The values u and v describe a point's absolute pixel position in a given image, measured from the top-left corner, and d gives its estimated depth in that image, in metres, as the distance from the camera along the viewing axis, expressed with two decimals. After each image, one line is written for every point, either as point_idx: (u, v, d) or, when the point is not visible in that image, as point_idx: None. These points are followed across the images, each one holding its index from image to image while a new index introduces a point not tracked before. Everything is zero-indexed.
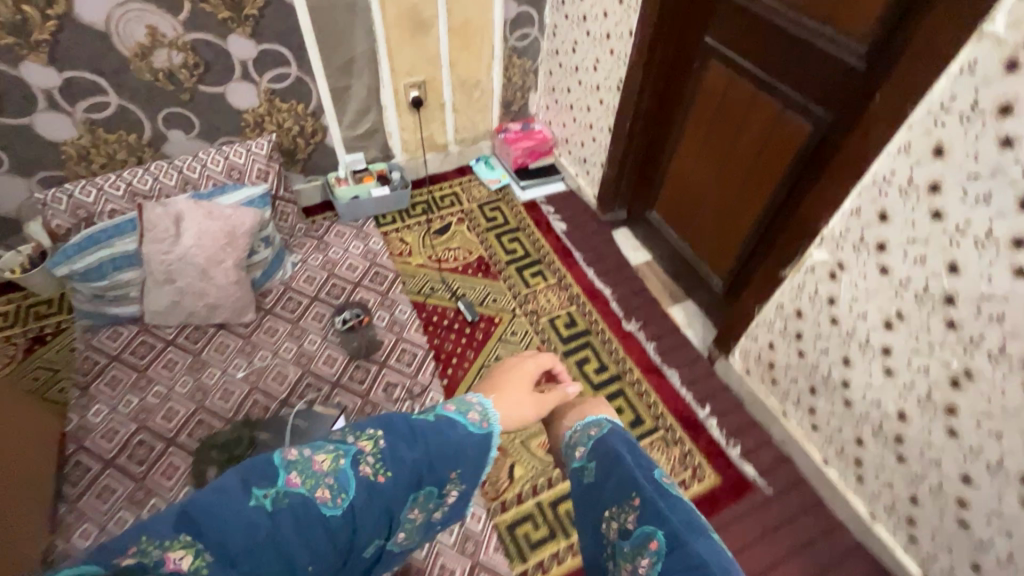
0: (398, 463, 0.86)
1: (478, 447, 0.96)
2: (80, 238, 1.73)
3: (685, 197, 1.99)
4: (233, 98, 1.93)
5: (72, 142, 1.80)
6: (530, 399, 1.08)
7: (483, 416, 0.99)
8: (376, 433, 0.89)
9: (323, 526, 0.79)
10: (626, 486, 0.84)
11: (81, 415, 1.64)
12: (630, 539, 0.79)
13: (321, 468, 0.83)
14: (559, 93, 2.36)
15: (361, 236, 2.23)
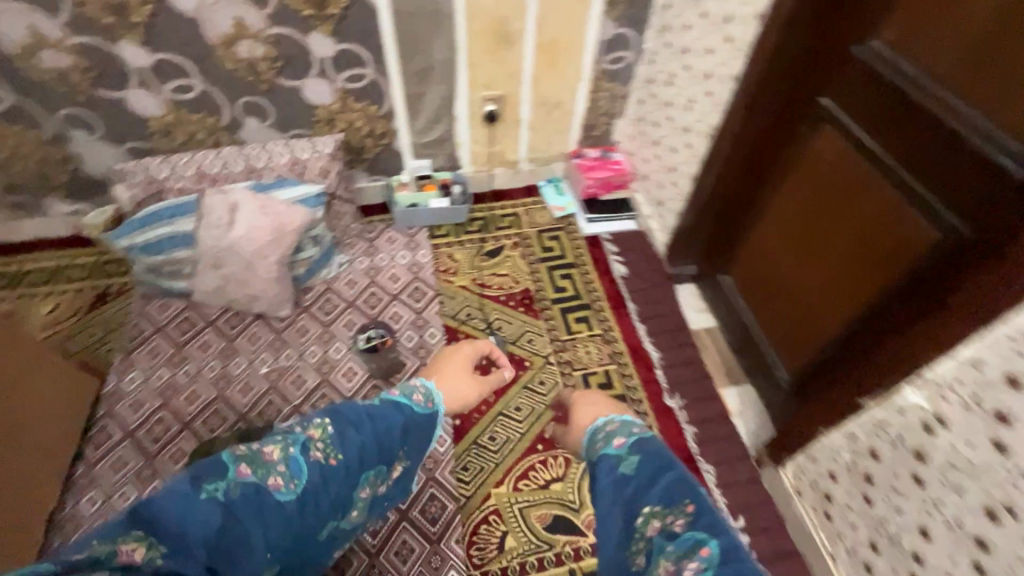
0: (348, 445, 0.87)
1: (420, 426, 0.99)
2: (144, 214, 1.82)
3: (767, 271, 1.73)
4: (308, 93, 1.93)
5: (157, 118, 1.88)
6: (472, 380, 1.12)
7: (427, 396, 1.02)
8: (322, 420, 0.88)
9: (281, 510, 0.77)
10: (676, 491, 0.83)
11: (118, 380, 1.73)
12: (675, 541, 0.78)
13: (270, 458, 0.79)
14: (646, 126, 2.14)
15: (411, 246, 2.17)
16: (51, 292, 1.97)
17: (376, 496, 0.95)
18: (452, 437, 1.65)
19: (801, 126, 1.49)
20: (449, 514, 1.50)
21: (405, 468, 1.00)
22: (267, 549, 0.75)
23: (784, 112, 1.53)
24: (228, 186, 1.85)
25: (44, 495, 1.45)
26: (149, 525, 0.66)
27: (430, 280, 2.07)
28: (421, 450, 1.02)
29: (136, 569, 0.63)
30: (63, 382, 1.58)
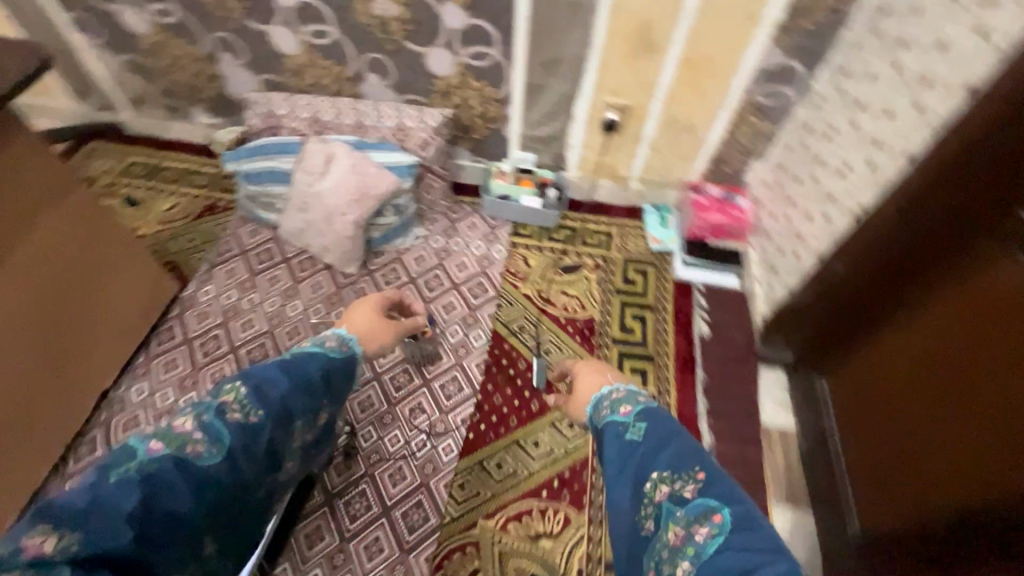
0: (271, 398, 0.78)
1: (340, 371, 0.94)
2: (255, 145, 1.93)
3: (867, 384, 1.43)
4: (430, 62, 1.88)
5: (292, 57, 1.96)
6: (381, 323, 1.12)
7: (341, 341, 0.99)
8: (235, 384, 0.77)
9: (210, 474, 0.66)
10: (686, 459, 0.85)
11: (196, 289, 1.88)
12: (685, 506, 0.79)
13: (182, 429, 0.67)
14: (784, 178, 1.82)
15: (488, 239, 2.09)
16: (175, 191, 2.19)
17: (306, 447, 0.88)
18: (460, 450, 1.58)
19: (964, 246, 1.13)
20: (428, 528, 1.44)
21: (330, 416, 0.94)
22: (198, 514, 0.64)
23: (941, 226, 1.18)
24: (332, 138, 1.90)
25: (96, 379, 1.59)
26: (58, 515, 0.53)
27: (495, 280, 1.98)
28: (341, 398, 0.96)
29: (50, 564, 0.50)
30: (145, 280, 1.71)
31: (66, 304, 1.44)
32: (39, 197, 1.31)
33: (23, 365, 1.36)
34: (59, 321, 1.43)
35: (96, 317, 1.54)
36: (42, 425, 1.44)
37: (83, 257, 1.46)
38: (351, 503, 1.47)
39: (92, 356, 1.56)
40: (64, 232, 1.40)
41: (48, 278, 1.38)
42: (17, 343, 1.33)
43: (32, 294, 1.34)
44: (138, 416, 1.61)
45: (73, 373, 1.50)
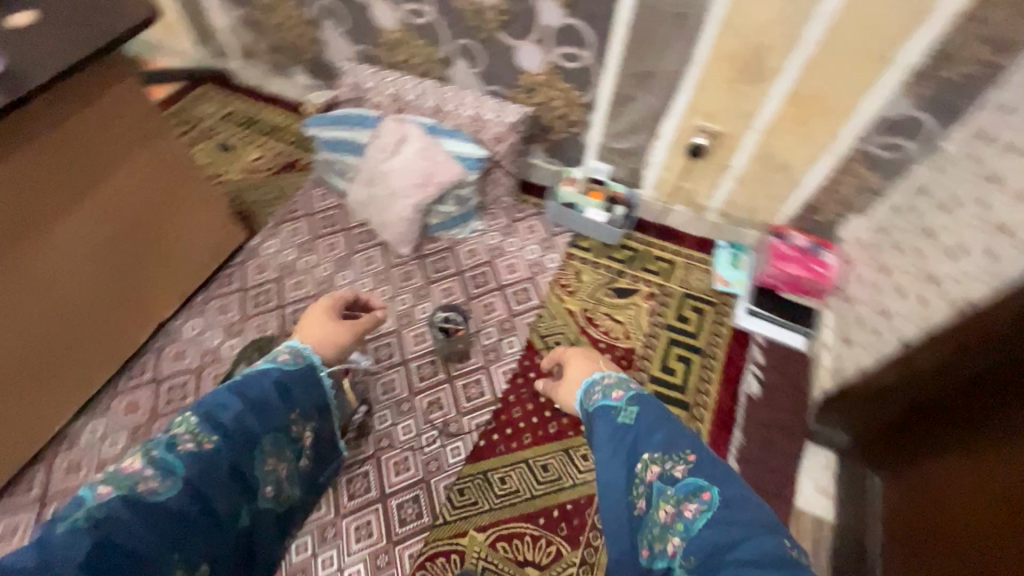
0: (226, 425, 0.77)
1: (299, 383, 0.94)
2: (337, 113, 1.97)
3: (920, 486, 1.27)
4: (520, 57, 1.83)
5: (388, 32, 1.98)
6: (334, 326, 1.11)
7: (291, 354, 0.97)
8: (188, 415, 0.76)
9: (165, 511, 0.67)
10: (677, 443, 0.88)
11: (261, 242, 1.99)
12: (676, 484, 0.82)
13: (132, 469, 0.68)
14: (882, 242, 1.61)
15: (544, 245, 2.03)
16: (263, 144, 2.30)
17: (286, 468, 0.89)
18: (468, 455, 1.57)
19: None
20: (419, 526, 1.45)
21: (304, 431, 0.94)
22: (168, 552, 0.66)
23: None
24: (410, 119, 1.90)
25: (146, 321, 1.70)
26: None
27: (542, 290, 1.93)
28: (312, 410, 0.96)
29: None
30: (211, 227, 1.81)
31: (125, 245, 1.55)
32: (116, 141, 1.41)
33: (78, 298, 1.47)
34: (117, 257, 1.54)
35: (152, 262, 1.65)
36: (90, 355, 1.56)
37: (148, 203, 1.57)
38: (353, 481, 1.50)
39: (147, 296, 1.68)
40: (135, 177, 1.50)
41: (111, 218, 1.48)
42: (74, 273, 1.44)
43: (96, 230, 1.45)
44: (187, 350, 1.73)
45: (123, 312, 1.62)
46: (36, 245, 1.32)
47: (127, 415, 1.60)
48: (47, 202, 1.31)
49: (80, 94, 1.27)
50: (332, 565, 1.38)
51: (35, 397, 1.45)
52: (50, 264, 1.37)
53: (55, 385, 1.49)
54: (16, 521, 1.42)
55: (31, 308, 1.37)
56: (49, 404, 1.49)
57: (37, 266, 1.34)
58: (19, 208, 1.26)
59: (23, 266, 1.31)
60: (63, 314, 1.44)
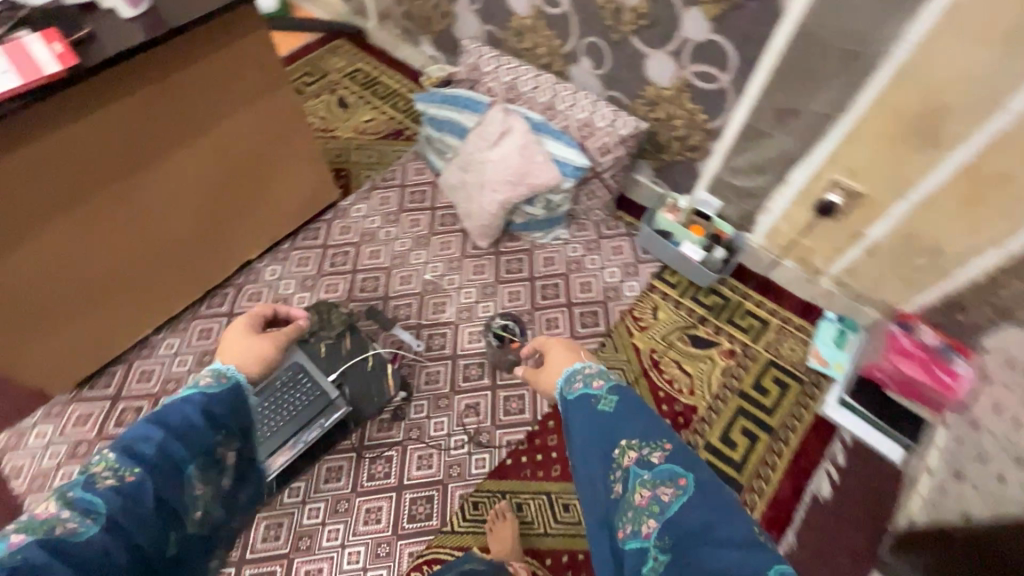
0: (149, 456, 0.80)
1: (223, 404, 0.93)
2: (449, 93, 1.94)
3: None
4: (649, 66, 1.67)
5: (519, 17, 1.89)
6: (255, 341, 1.10)
7: (216, 375, 0.97)
8: (106, 454, 0.79)
9: (85, 548, 0.70)
10: (654, 432, 0.94)
11: (352, 204, 2.04)
12: (652, 470, 0.88)
13: (47, 514, 0.71)
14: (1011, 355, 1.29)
15: (626, 271, 1.90)
16: (377, 107, 2.34)
17: (220, 491, 0.88)
18: (491, 469, 1.52)
19: None
20: (426, 526, 1.43)
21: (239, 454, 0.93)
22: None
23: None
24: (520, 112, 1.83)
25: (230, 262, 1.80)
26: None
27: (611, 318, 1.81)
28: (240, 433, 0.95)
29: None
30: (298, 182, 1.84)
31: (223, 188, 1.64)
32: (228, 89, 1.47)
33: (173, 229, 1.59)
34: (209, 199, 1.62)
35: (245, 207, 1.74)
36: (176, 282, 1.68)
37: (250, 151, 1.64)
38: (375, 462, 1.51)
39: (230, 237, 1.75)
40: (242, 125, 1.57)
41: (214, 160, 1.57)
42: (173, 205, 1.55)
43: (198, 169, 1.55)
44: (263, 292, 1.83)
45: (212, 249, 1.72)
46: (142, 174, 1.43)
47: (199, 340, 1.72)
48: (159, 136, 1.41)
49: (202, 40, 1.33)
50: (337, 538, 1.40)
51: (122, 311, 1.59)
52: (153, 193, 1.48)
53: (142, 304, 1.63)
54: (90, 410, 1.58)
55: (128, 231, 1.49)
56: (120, 324, 1.61)
57: (141, 193, 1.46)
58: (132, 138, 1.36)
59: (127, 191, 1.42)
60: (157, 242, 1.57)
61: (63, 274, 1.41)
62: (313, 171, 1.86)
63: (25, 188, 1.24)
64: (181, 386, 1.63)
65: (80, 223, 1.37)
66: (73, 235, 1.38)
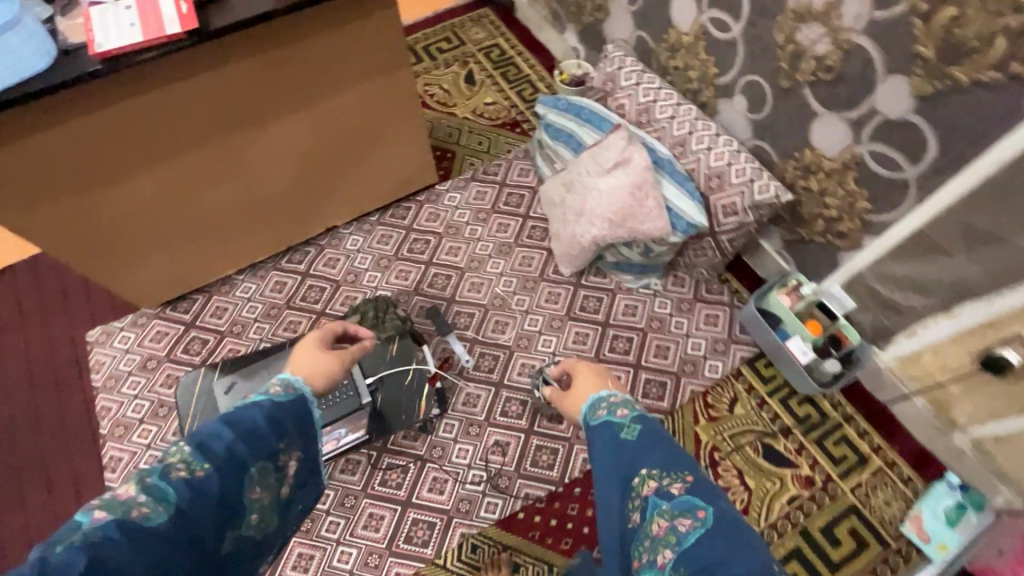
0: (219, 454, 0.76)
1: (290, 415, 0.88)
2: (575, 101, 1.76)
3: None
4: (816, 128, 1.38)
5: (679, 31, 1.64)
6: (326, 354, 1.04)
7: (285, 386, 0.92)
8: (179, 444, 0.75)
9: (156, 537, 0.66)
10: (675, 461, 0.87)
11: (447, 191, 1.96)
12: (670, 500, 0.81)
13: (125, 496, 0.67)
14: None
15: (713, 347, 1.66)
16: (502, 91, 2.21)
17: (279, 499, 0.85)
18: (499, 518, 1.44)
19: None
20: (419, 553, 1.40)
21: (298, 465, 0.89)
22: None
23: None
24: (644, 143, 1.62)
25: (318, 226, 1.83)
26: None
27: (678, 396, 1.60)
28: (305, 439, 0.90)
29: None
30: (397, 164, 1.80)
31: (322, 158, 1.64)
32: (346, 66, 1.44)
33: (269, 188, 1.63)
34: (307, 165, 1.64)
35: (340, 179, 1.74)
36: (260, 236, 1.74)
37: (355, 128, 1.61)
38: (390, 470, 1.49)
39: (320, 206, 1.77)
40: (351, 102, 1.54)
41: (318, 131, 1.56)
42: (271, 166, 1.58)
43: (300, 137, 1.55)
44: (339, 260, 1.84)
45: (301, 212, 1.75)
46: (245, 135, 1.46)
47: (271, 292, 1.78)
48: (266, 102, 1.41)
49: (323, 14, 1.29)
50: (334, 532, 1.41)
51: (211, 253, 1.69)
52: (253, 153, 1.52)
53: (229, 250, 1.72)
54: (167, 330, 1.71)
55: (227, 181, 1.54)
56: (204, 265, 1.71)
57: (242, 151, 1.49)
58: (241, 100, 1.38)
59: (228, 145, 1.46)
60: (253, 195, 1.62)
61: (161, 208, 1.50)
62: (415, 156, 1.81)
63: (137, 132, 1.31)
64: (244, 332, 1.71)
65: (184, 165, 1.44)
66: (176, 179, 1.45)
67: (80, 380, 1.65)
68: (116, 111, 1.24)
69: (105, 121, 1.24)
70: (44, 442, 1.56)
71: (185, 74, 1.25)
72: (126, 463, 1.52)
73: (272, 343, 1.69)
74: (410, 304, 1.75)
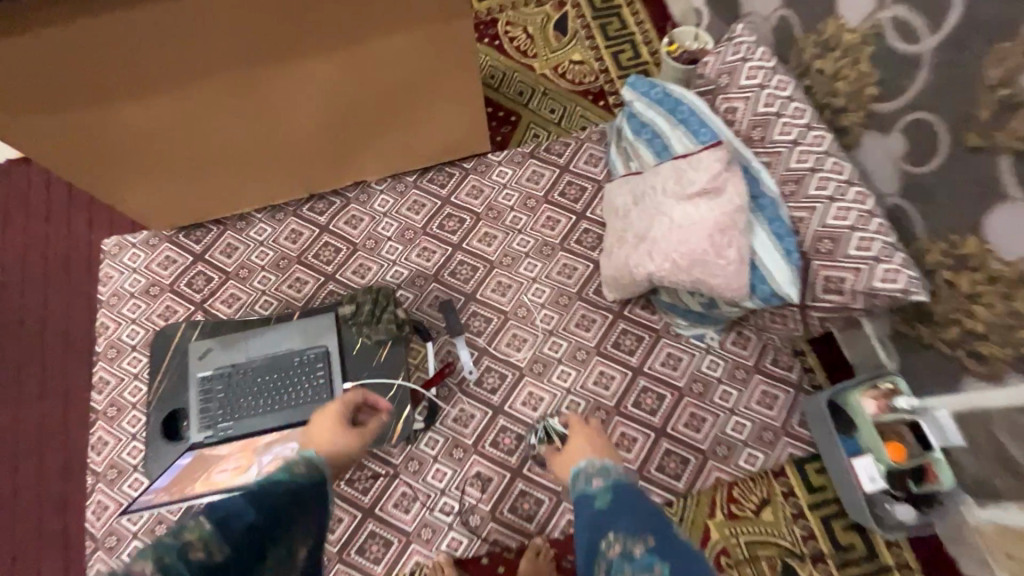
0: (237, 534, 0.69)
1: (306, 501, 0.83)
2: (676, 93, 1.39)
3: None
4: (992, 215, 0.98)
5: (842, 25, 1.21)
6: (342, 432, 0.99)
7: (304, 467, 0.87)
8: (201, 517, 0.68)
9: None
10: (645, 523, 0.76)
11: (497, 164, 1.68)
12: (631, 564, 0.70)
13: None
14: None
15: (758, 434, 1.37)
16: (594, 48, 1.82)
17: None
18: (460, 557, 1.31)
19: None
20: (367, 569, 1.30)
21: (305, 555, 0.81)
22: None
23: None
24: (746, 170, 1.25)
25: (346, 180, 1.64)
26: None
27: (699, 479, 1.35)
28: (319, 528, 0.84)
29: None
30: (442, 125, 1.54)
31: (353, 113, 1.42)
32: (393, 6, 1.17)
33: (291, 137, 1.44)
34: (336, 114, 1.41)
35: (374, 136, 1.51)
36: (279, 179, 1.57)
37: (394, 83, 1.37)
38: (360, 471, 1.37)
39: (348, 158, 1.56)
40: (389, 53, 1.28)
41: (349, 82, 1.33)
42: (293, 114, 1.38)
43: (331, 82, 1.32)
44: (363, 220, 1.65)
45: (327, 165, 1.57)
46: (261, 77, 1.25)
47: (286, 241, 1.63)
48: (289, 42, 1.19)
49: None
50: None
51: (228, 193, 1.56)
52: (272, 98, 1.32)
53: (247, 192, 1.58)
54: (177, 257, 1.62)
55: (245, 118, 1.35)
56: (218, 199, 1.57)
57: (258, 94, 1.29)
58: (259, 36, 1.16)
59: (247, 80, 1.25)
60: (273, 137, 1.43)
61: (170, 137, 1.34)
62: (464, 119, 1.54)
63: (136, 63, 1.14)
64: (249, 278, 1.59)
65: (195, 96, 1.25)
66: (185, 116, 1.30)
67: (88, 287, 1.60)
68: (108, 32, 1.05)
69: (101, 49, 1.08)
70: (44, 343, 1.56)
71: (188, 2, 1.04)
72: (112, 388, 1.49)
73: (274, 299, 1.57)
74: (425, 290, 1.56)
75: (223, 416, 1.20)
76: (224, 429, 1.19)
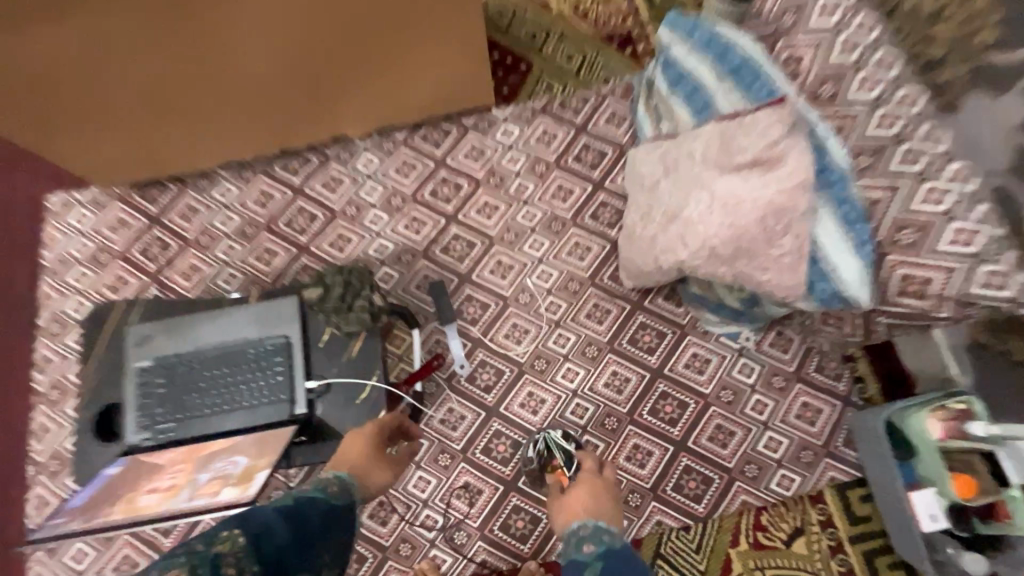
0: (267, 545, 0.73)
1: (334, 521, 0.82)
2: (727, 35, 1.13)
3: None
4: None
5: None
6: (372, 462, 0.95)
7: (337, 488, 0.87)
8: (235, 530, 0.72)
9: None
10: None
11: (503, 121, 1.43)
12: None
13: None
14: None
15: (796, 453, 1.16)
16: None
17: None
18: None
19: None
20: None
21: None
22: None
23: None
24: (811, 139, 1.00)
25: (325, 133, 1.39)
26: None
27: (723, 503, 1.15)
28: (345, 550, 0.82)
29: None
30: (442, 71, 1.27)
31: (324, 56, 1.14)
32: None
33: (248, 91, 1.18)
34: (314, 59, 1.14)
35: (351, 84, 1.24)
36: (246, 131, 1.32)
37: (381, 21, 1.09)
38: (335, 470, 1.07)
39: (327, 108, 1.30)
40: None
41: (323, 24, 1.06)
42: (249, 63, 1.11)
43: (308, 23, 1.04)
44: (344, 183, 1.42)
45: (299, 116, 1.31)
46: (200, 26, 0.98)
47: (254, 204, 1.41)
48: None
49: None
50: None
51: (183, 147, 1.31)
52: (219, 49, 1.05)
53: (205, 150, 1.34)
54: (129, 219, 1.41)
55: (202, 68, 1.08)
56: (173, 152, 1.32)
57: (201, 46, 1.03)
58: None
59: (201, 24, 0.98)
60: (238, 87, 1.16)
61: (107, 90, 1.07)
62: (468, 64, 1.27)
63: (27, 14, 0.87)
64: (212, 246, 1.38)
65: (135, 43, 0.98)
66: (122, 72, 1.04)
67: (29, 250, 1.40)
68: None
69: None
70: None
71: None
72: (55, 367, 1.31)
73: (240, 272, 1.36)
74: (412, 269, 1.34)
75: (162, 418, 1.01)
76: (165, 433, 1.00)
